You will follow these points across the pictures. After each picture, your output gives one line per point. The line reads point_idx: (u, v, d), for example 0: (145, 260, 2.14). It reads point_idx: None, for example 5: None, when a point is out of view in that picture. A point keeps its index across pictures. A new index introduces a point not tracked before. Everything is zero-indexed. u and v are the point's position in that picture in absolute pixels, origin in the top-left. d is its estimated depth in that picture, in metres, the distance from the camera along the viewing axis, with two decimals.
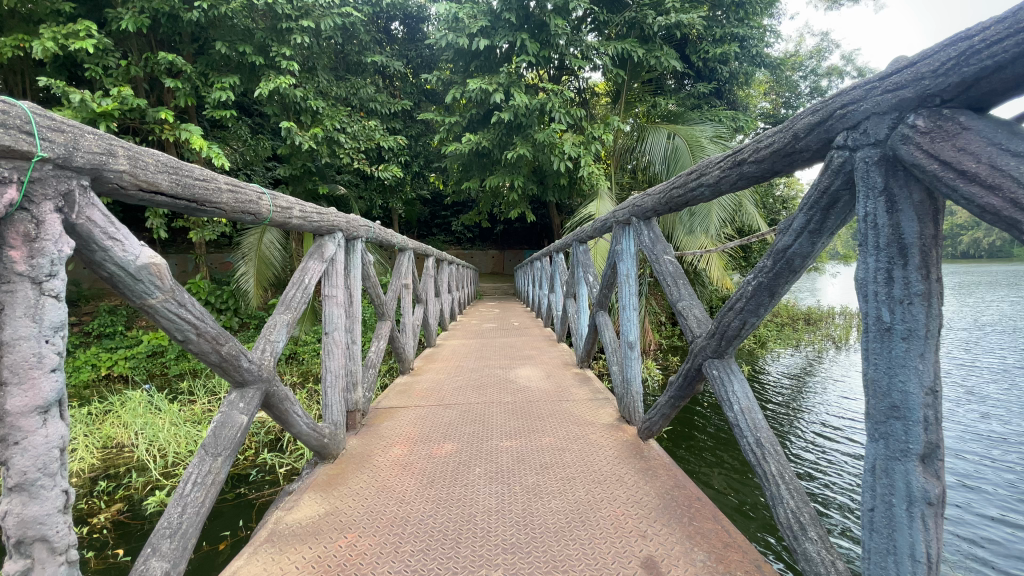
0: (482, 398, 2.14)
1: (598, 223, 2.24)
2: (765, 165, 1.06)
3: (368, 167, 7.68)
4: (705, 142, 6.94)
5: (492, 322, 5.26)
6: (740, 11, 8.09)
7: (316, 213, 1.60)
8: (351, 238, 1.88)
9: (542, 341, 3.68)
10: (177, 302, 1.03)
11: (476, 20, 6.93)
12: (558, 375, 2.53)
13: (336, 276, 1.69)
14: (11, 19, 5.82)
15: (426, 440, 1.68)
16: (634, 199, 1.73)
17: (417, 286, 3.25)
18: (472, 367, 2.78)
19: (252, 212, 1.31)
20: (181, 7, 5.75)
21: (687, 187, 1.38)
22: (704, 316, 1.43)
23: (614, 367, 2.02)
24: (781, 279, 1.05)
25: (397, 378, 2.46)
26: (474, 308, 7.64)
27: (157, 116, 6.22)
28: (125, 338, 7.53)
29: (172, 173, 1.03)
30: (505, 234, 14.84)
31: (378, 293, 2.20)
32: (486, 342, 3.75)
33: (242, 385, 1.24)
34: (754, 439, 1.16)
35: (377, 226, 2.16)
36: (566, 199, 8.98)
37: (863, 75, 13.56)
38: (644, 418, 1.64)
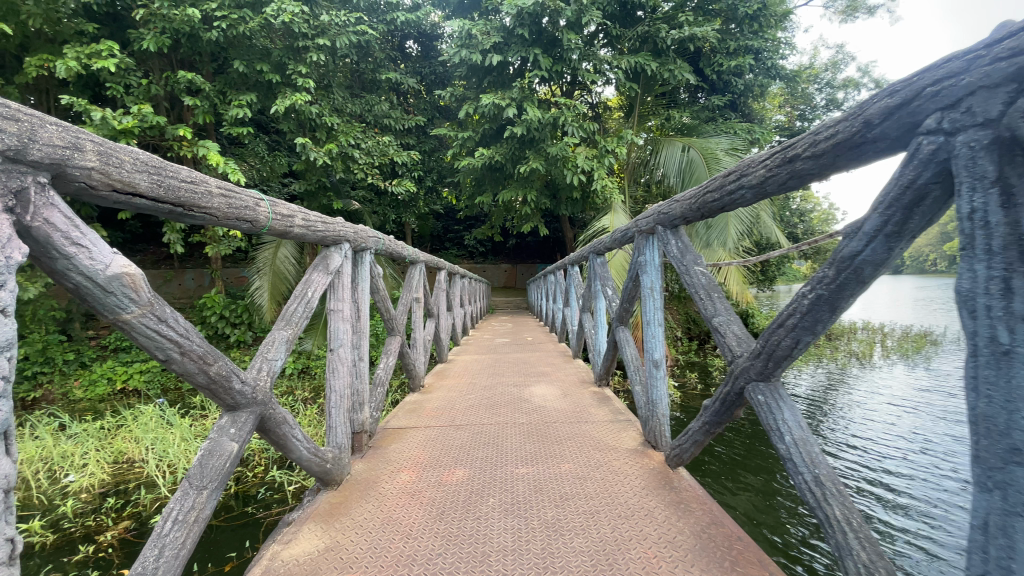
0: (495, 419, 2.05)
1: (617, 233, 2.16)
2: (823, 159, 0.98)
3: (382, 182, 7.71)
4: (720, 153, 6.86)
5: (505, 336, 5.18)
6: (754, 24, 8.05)
7: (321, 223, 1.55)
8: (359, 250, 1.82)
9: (557, 357, 3.59)
10: (156, 317, 0.96)
11: (489, 36, 6.97)
12: (575, 393, 2.43)
13: (342, 289, 1.62)
14: (39, 41, 6.02)
15: (435, 464, 1.60)
16: (659, 207, 1.65)
17: (429, 298, 3.16)
18: (484, 385, 2.69)
19: (247, 218, 1.25)
20: (200, 27, 5.87)
21: (724, 190, 1.30)
22: (743, 332, 1.33)
23: (637, 389, 1.91)
24: (845, 290, 0.95)
25: (406, 395, 2.37)
26: (487, 323, 7.56)
27: (176, 133, 6.34)
28: (141, 352, 7.59)
29: (153, 173, 0.97)
30: (518, 248, 14.82)
31: (387, 307, 2.13)
32: (500, 358, 3.66)
33: (235, 408, 1.16)
34: (812, 477, 1.05)
35: (386, 238, 2.10)
36: (580, 213, 8.92)
37: (879, 87, 13.41)
38: (673, 445, 1.54)
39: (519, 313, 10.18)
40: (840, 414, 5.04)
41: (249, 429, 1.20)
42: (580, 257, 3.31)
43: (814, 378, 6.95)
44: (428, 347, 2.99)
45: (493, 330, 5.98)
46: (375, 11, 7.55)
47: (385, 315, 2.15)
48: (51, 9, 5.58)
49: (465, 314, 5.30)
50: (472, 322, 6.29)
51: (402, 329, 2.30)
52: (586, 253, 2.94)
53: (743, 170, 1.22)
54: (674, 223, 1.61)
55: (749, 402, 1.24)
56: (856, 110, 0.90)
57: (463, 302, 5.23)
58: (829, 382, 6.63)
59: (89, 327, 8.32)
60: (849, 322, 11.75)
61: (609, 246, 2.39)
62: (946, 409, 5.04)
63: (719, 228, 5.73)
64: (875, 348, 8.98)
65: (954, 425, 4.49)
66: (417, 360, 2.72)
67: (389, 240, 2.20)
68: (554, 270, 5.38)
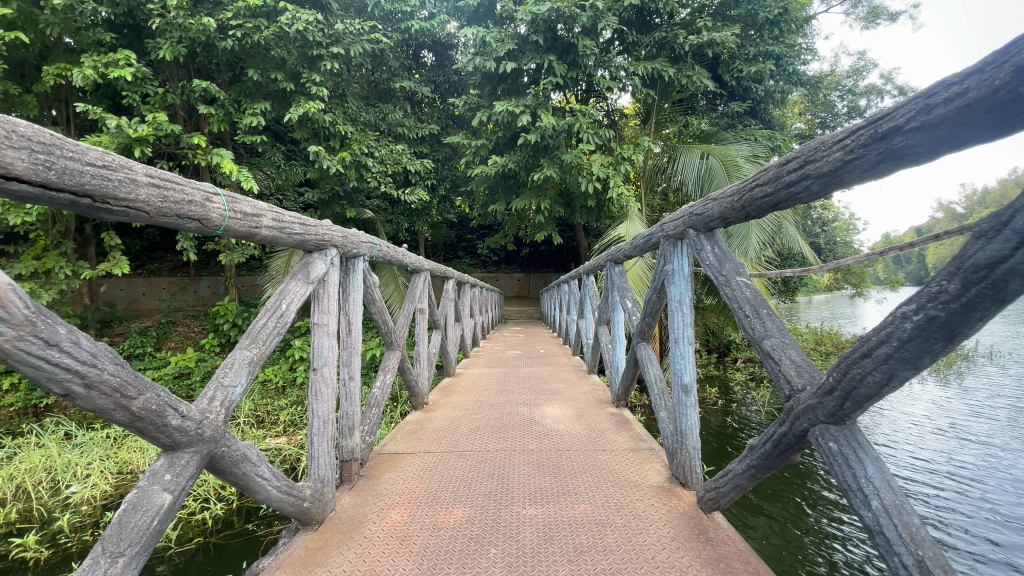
0: (502, 444, 1.90)
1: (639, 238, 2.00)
2: (934, 131, 0.79)
3: (395, 191, 7.65)
4: (741, 161, 6.70)
5: (517, 348, 5.02)
6: (775, 29, 7.87)
7: (301, 225, 1.41)
8: (351, 256, 1.69)
9: (572, 371, 3.44)
10: (40, 341, 0.74)
11: (504, 44, 6.90)
12: (591, 414, 2.28)
13: (327, 302, 1.49)
14: (60, 52, 6.15)
15: (431, 501, 1.45)
16: (693, 207, 1.49)
17: (435, 306, 3.02)
18: (492, 402, 2.55)
19: (190, 215, 1.04)
20: (216, 36, 5.90)
21: (782, 181, 1.13)
22: (803, 360, 1.14)
23: (662, 415, 1.75)
24: (976, 311, 0.74)
25: (407, 415, 2.24)
26: (499, 333, 7.43)
27: (191, 142, 6.37)
28: (154, 359, 7.60)
29: (41, 151, 0.76)
30: (532, 257, 14.70)
31: (385, 317, 1.99)
32: (510, 371, 3.52)
33: (175, 447, 0.98)
34: (914, 561, 0.84)
35: (382, 244, 1.98)
36: (595, 222, 8.77)
37: (904, 94, 13.08)
38: (708, 486, 1.37)
39: (532, 323, 10.03)
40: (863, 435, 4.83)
41: (194, 472, 1.02)
42: (595, 266, 3.17)
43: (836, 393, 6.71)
44: (433, 360, 2.85)
45: (506, 341, 5.85)
46: (390, 19, 7.54)
47: (382, 326, 2.02)
48: (70, 19, 5.67)
49: (476, 325, 5.18)
50: (484, 332, 6.17)
51: (403, 342, 2.17)
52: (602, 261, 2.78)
53: (811, 155, 1.04)
54: (716, 222, 1.42)
55: (820, 450, 1.04)
56: (1002, 56, 0.70)
57: (474, 313, 5.12)
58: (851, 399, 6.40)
59: (104, 334, 8.39)
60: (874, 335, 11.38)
61: (629, 255, 2.24)
62: (976, 430, 4.79)
63: (740, 237, 5.54)
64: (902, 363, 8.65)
65: (987, 449, 4.25)
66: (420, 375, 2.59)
67: (385, 246, 2.07)
68: (568, 280, 5.25)
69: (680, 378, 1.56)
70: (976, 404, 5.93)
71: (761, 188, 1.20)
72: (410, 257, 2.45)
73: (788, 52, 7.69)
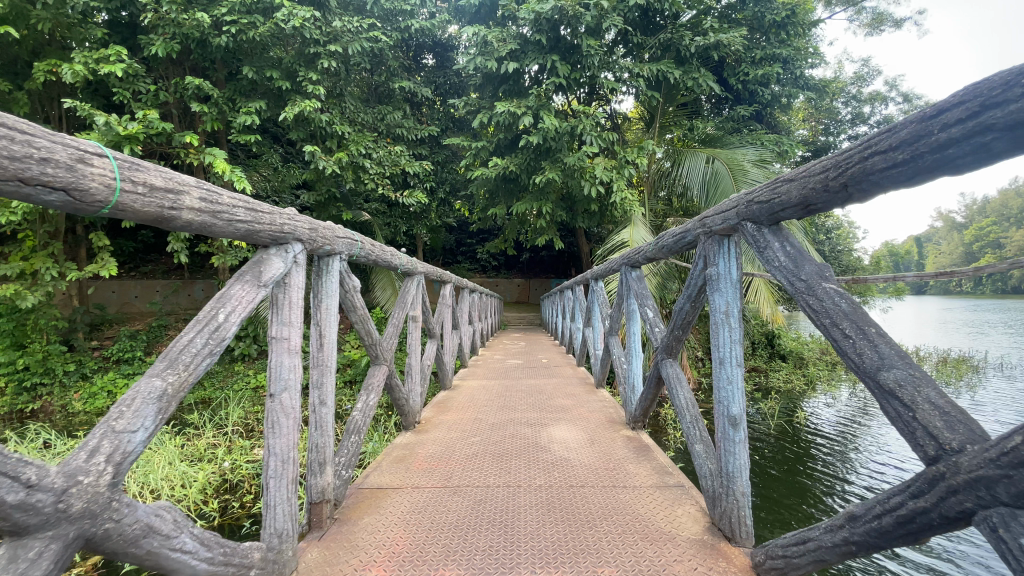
0: (503, 478, 1.69)
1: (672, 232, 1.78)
2: None
3: (392, 193, 7.44)
4: (748, 165, 6.55)
5: (518, 356, 4.80)
6: (782, 32, 7.73)
7: (243, 208, 1.17)
8: (323, 255, 1.50)
9: (578, 384, 3.23)
10: None
11: (506, 43, 6.73)
12: (604, 438, 2.08)
13: (287, 310, 1.29)
14: (50, 47, 5.98)
15: (419, 558, 1.24)
16: (756, 191, 1.26)
17: (430, 314, 2.81)
18: (491, 422, 2.34)
19: (46, 185, 0.77)
20: (209, 32, 5.73)
21: (928, 145, 0.84)
22: (952, 405, 0.83)
23: (698, 450, 1.56)
24: None
25: (396, 437, 2.04)
26: (498, 340, 7.23)
27: (184, 141, 6.20)
28: (143, 364, 7.38)
29: None
30: (532, 263, 14.57)
31: (368, 326, 1.79)
32: (512, 383, 3.32)
33: (32, 531, 0.73)
34: None
35: (360, 241, 1.78)
36: (597, 227, 8.58)
37: (909, 101, 12.97)
38: (773, 550, 1.17)
39: (532, 330, 9.83)
40: (866, 454, 4.74)
41: (55, 564, 0.76)
42: (606, 270, 3.00)
43: (839, 406, 6.61)
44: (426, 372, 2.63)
45: (506, 349, 5.64)
46: (389, 18, 7.36)
47: (365, 337, 1.82)
48: (61, 14, 5.52)
49: (476, 332, 5.00)
50: (483, 340, 5.97)
51: (390, 354, 1.97)
52: (614, 264, 2.60)
53: (994, 97, 0.73)
54: (792, 208, 1.16)
55: (1004, 547, 0.71)
56: None
57: (473, 320, 4.94)
58: (855, 412, 6.28)
59: (92, 338, 8.16)
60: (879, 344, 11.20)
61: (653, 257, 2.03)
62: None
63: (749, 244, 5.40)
64: None
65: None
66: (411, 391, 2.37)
67: (366, 243, 1.86)
68: (571, 286, 5.07)
69: (726, 410, 1.37)
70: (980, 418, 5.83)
71: (884, 154, 0.91)
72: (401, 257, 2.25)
73: (795, 55, 7.55)
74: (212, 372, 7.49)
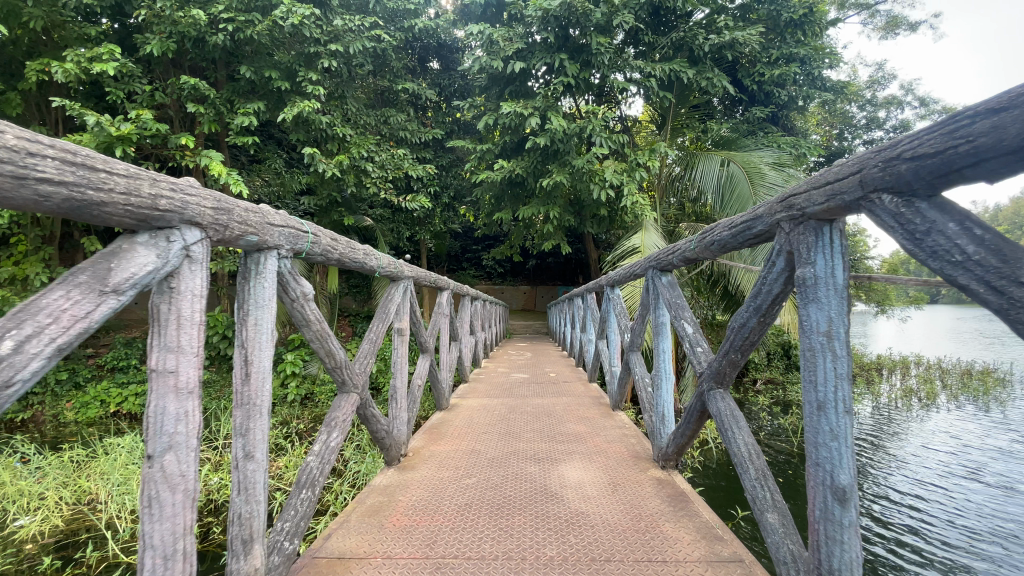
0: (502, 547, 1.38)
1: (738, 217, 1.49)
2: None
3: (396, 198, 7.17)
4: (765, 168, 6.28)
5: (524, 369, 4.52)
6: (799, 31, 7.46)
7: (81, 167, 0.83)
8: (250, 252, 1.26)
9: (592, 405, 2.96)
10: None
11: (512, 43, 6.51)
12: (630, 480, 1.80)
13: (174, 331, 1.02)
14: (45, 47, 5.84)
15: None
16: (896, 143, 0.92)
17: (422, 326, 2.55)
18: (490, 456, 2.06)
19: None
20: (206, 30, 5.55)
21: None
22: None
23: (772, 521, 1.32)
24: None
25: (373, 480, 1.76)
26: (503, 350, 6.95)
27: (180, 143, 6.04)
28: (138, 373, 7.20)
29: None
30: (538, 270, 14.34)
31: (332, 344, 1.55)
32: (518, 401, 3.06)
33: None
34: None
35: (316, 235, 1.52)
36: (605, 232, 8.31)
37: (925, 105, 12.67)
38: None
39: (538, 339, 9.57)
40: (884, 478, 4.43)
41: None
42: (625, 277, 2.72)
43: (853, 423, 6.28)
44: (415, 394, 2.37)
45: (511, 361, 5.37)
46: (392, 18, 7.16)
47: (327, 357, 1.56)
48: (54, 12, 5.37)
49: (478, 343, 4.73)
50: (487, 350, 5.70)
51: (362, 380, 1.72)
52: (638, 267, 2.34)
53: None
54: (1009, 154, 0.77)
55: None
56: None
57: (476, 329, 4.66)
58: (871, 431, 5.94)
59: (88, 345, 8.02)
60: (898, 356, 10.78)
61: (695, 257, 1.76)
62: (1005, 474, 4.40)
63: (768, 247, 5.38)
64: (934, 387, 8.10)
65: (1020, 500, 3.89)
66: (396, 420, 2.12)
67: (325, 240, 1.59)
68: (581, 294, 4.79)
69: (828, 480, 1.11)
70: (1006, 438, 5.50)
71: None
72: (374, 258, 1.98)
73: (813, 55, 7.27)
74: (208, 381, 7.30)
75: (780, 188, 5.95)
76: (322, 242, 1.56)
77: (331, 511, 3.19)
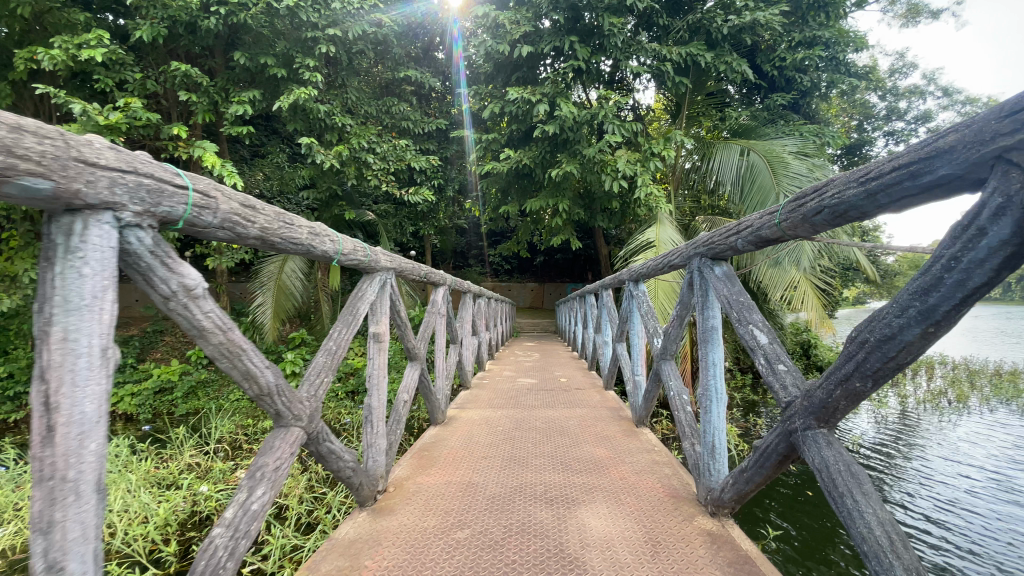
0: None
1: (885, 163, 1.03)
2: None
3: (398, 191, 6.85)
4: (788, 157, 5.90)
5: (533, 372, 4.22)
6: (822, 14, 7.07)
7: None
8: (54, 217, 0.83)
9: (611, 419, 2.64)
10: None
11: (520, 25, 6.15)
12: (675, 539, 1.48)
13: None
14: (33, 33, 5.59)
15: None
16: None
17: (407, 328, 2.23)
18: (492, 493, 1.76)
19: None
20: (198, 14, 5.28)
21: None
22: None
23: None
24: None
25: (337, 532, 1.47)
26: (510, 350, 6.67)
27: (173, 133, 5.79)
28: (136, 372, 7.02)
29: None
30: (546, 266, 14.07)
31: (253, 360, 1.23)
32: (527, 414, 2.75)
33: None
34: None
35: (231, 198, 1.16)
36: (616, 227, 8.00)
37: (949, 95, 12.17)
38: None
39: (545, 337, 9.29)
40: (904, 483, 4.17)
41: None
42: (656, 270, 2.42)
43: (869, 428, 5.94)
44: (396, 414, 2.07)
45: (518, 362, 5.07)
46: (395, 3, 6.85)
47: (246, 381, 1.24)
48: None
49: (482, 343, 4.42)
50: (492, 351, 5.39)
51: (305, 411, 1.41)
52: (680, 256, 2.04)
53: None
54: None
55: None
56: None
57: (479, 328, 4.35)
58: (888, 436, 5.60)
59: None
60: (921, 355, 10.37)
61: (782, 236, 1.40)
62: None
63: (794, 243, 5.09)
64: (963, 389, 7.71)
65: None
66: (371, 450, 1.82)
67: (237, 207, 1.17)
68: (593, 291, 4.47)
69: None
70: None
71: None
72: (331, 239, 1.62)
73: (839, 38, 6.88)
74: (206, 380, 7.12)
75: (804, 178, 5.61)
76: (232, 209, 1.15)
77: (321, 528, 2.92)
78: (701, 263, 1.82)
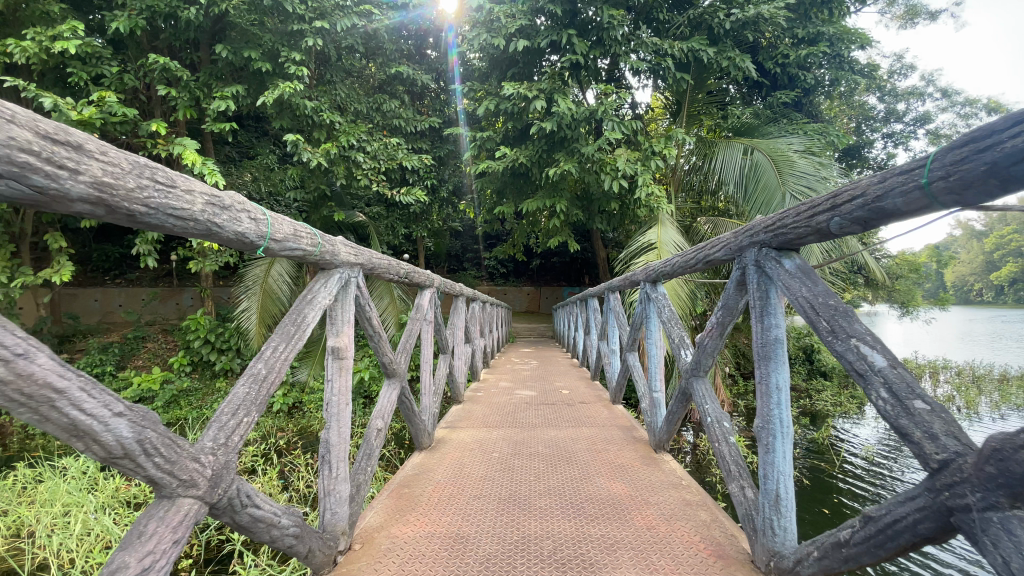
0: None
1: None
2: None
3: (389, 191, 6.55)
4: (793, 156, 5.70)
5: (532, 384, 3.96)
6: (825, 11, 6.89)
7: None
8: None
9: (626, 444, 2.37)
10: None
11: (516, 18, 5.92)
12: None
13: None
14: (3, 24, 5.30)
15: None
16: None
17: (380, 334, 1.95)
18: (487, 551, 1.48)
19: None
20: (177, 4, 5.01)
21: None
22: None
23: None
24: None
25: None
26: (507, 356, 6.41)
27: (151, 130, 5.51)
28: (115, 380, 6.70)
29: None
30: (542, 269, 13.86)
31: (81, 408, 0.76)
32: (518, 435, 2.48)
33: None
34: None
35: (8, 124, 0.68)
36: (614, 228, 7.78)
37: (947, 97, 12.06)
38: None
39: (542, 342, 9.05)
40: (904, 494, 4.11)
41: None
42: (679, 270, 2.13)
43: (869, 438, 5.79)
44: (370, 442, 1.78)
45: (516, 371, 4.79)
46: None
47: (78, 439, 0.78)
48: None
49: (476, 351, 4.13)
50: (487, 359, 5.11)
51: (202, 472, 0.98)
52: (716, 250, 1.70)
53: None
54: None
55: None
56: None
57: (473, 334, 4.06)
58: (888, 447, 5.46)
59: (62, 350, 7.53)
60: (923, 359, 10.21)
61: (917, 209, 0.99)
62: None
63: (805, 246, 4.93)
64: (970, 395, 7.53)
65: None
66: (330, 498, 1.48)
67: (34, 138, 0.71)
68: (594, 295, 4.18)
69: None
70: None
71: None
72: (250, 215, 1.20)
73: (842, 35, 6.70)
74: (188, 389, 6.79)
75: (811, 178, 5.40)
76: (20, 139, 0.69)
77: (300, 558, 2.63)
78: (763, 254, 1.44)
